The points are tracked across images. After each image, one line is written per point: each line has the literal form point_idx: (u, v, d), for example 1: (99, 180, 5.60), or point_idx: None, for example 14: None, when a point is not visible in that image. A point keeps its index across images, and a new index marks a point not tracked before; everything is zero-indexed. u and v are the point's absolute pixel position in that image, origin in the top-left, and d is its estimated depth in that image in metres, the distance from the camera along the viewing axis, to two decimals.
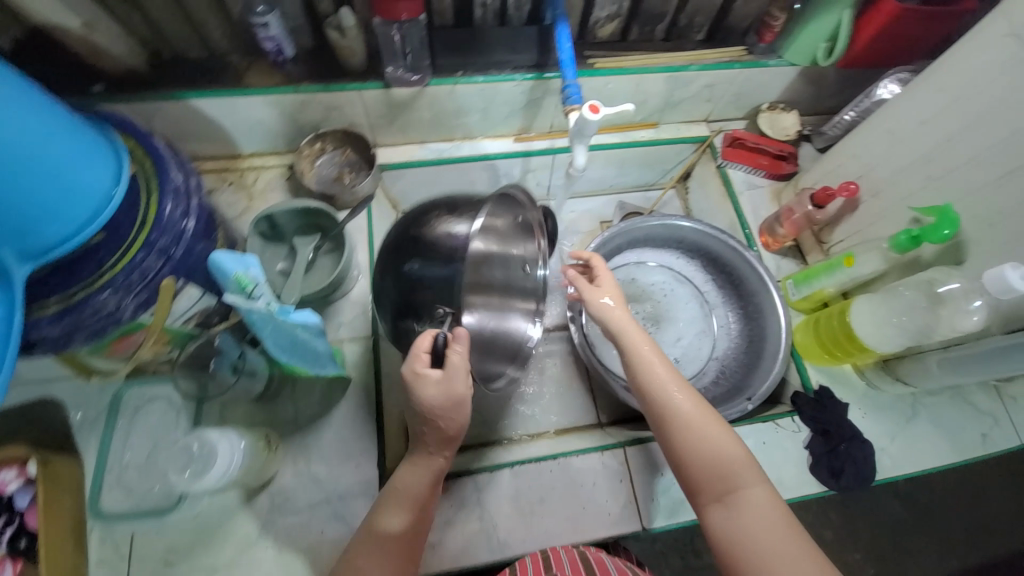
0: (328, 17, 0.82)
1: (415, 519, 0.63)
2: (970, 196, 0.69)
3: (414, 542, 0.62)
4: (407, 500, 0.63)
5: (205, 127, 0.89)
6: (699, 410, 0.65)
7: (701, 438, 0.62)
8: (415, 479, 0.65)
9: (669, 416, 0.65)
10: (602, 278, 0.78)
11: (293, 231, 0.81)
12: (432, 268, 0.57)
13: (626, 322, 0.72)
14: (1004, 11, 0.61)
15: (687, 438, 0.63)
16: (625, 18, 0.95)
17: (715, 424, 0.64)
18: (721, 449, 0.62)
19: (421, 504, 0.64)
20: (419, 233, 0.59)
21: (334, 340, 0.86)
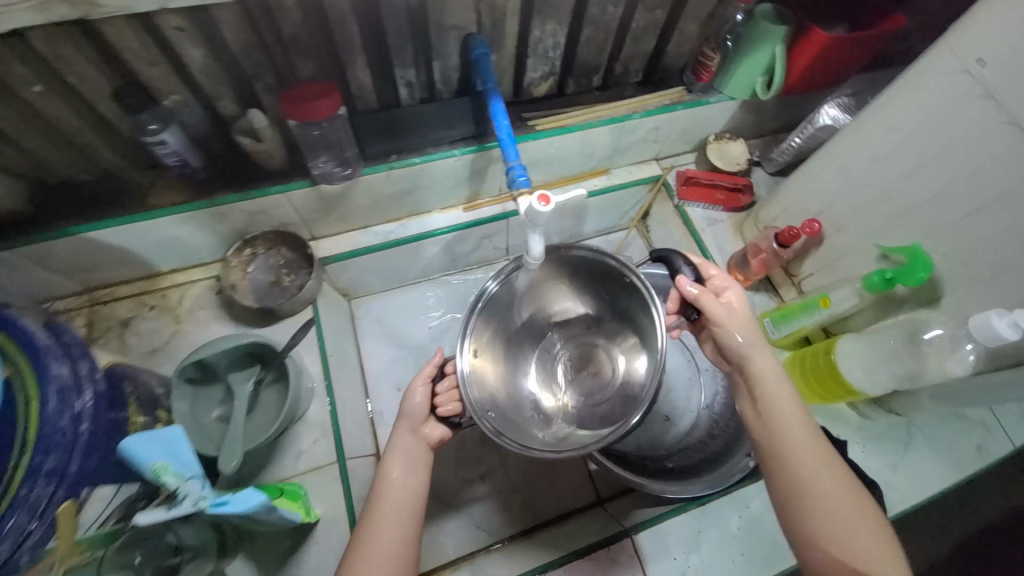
0: (237, 119, 0.74)
1: (400, 496, 0.61)
2: (938, 232, 0.67)
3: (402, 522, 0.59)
4: (393, 491, 0.62)
5: (112, 255, 0.78)
6: (840, 476, 0.54)
7: (840, 510, 0.52)
8: (400, 464, 0.64)
9: (808, 490, 0.53)
10: (734, 303, 0.64)
11: (229, 366, 0.71)
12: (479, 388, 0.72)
13: (764, 364, 0.61)
14: (946, 51, 0.60)
15: (824, 507, 0.52)
16: (560, 74, 0.91)
17: (860, 497, 0.53)
18: (864, 525, 0.51)
19: (405, 487, 0.62)
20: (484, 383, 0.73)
21: (294, 474, 0.76)
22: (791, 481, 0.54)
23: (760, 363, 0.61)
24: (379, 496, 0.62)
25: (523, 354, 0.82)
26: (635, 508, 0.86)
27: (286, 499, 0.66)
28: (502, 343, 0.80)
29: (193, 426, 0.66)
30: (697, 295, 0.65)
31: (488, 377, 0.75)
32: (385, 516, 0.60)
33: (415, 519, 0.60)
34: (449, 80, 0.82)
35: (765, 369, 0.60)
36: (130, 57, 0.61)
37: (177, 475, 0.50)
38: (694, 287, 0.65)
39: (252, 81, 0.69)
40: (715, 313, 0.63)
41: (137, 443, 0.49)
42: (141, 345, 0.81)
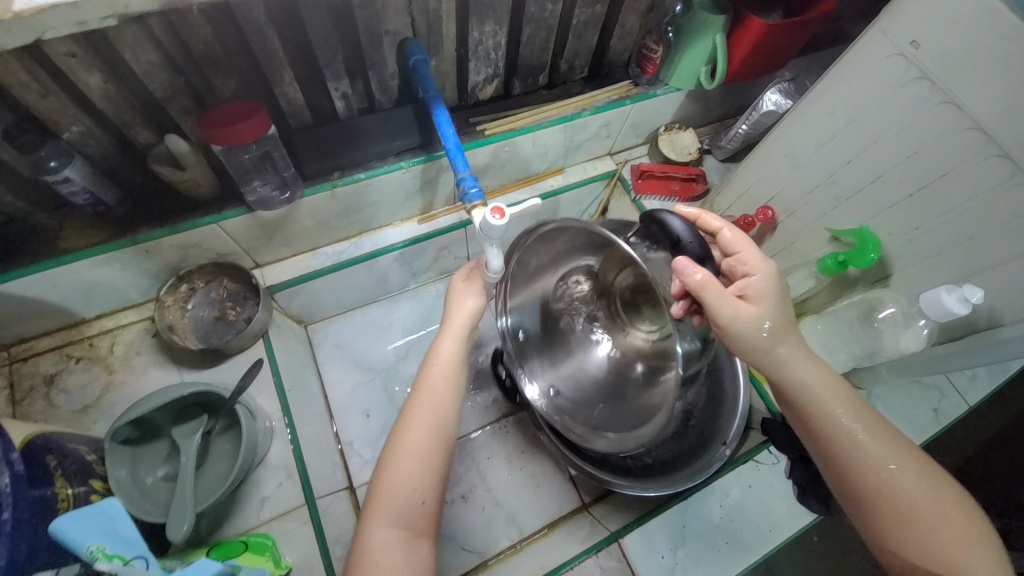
0: (155, 148, 0.67)
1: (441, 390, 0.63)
2: (884, 213, 0.69)
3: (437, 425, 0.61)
4: (440, 368, 0.64)
5: (24, 309, 0.70)
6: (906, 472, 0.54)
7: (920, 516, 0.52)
8: (450, 342, 0.67)
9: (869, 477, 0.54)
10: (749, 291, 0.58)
11: (172, 420, 0.65)
12: (562, 398, 0.84)
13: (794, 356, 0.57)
14: (880, 36, 0.62)
15: (896, 515, 0.52)
16: (504, 76, 0.88)
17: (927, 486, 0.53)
18: (940, 514, 0.51)
19: (450, 367, 0.65)
20: (559, 397, 0.85)
21: (259, 524, 0.71)
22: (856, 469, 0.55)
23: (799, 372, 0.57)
24: (430, 366, 0.65)
25: (581, 328, 0.87)
26: (619, 510, 0.85)
27: (242, 556, 0.59)
28: (554, 341, 0.88)
29: (136, 491, 0.60)
30: (703, 284, 0.55)
31: (555, 391, 0.85)
32: (434, 391, 0.63)
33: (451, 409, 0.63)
34: (387, 88, 0.78)
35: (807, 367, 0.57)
36: (17, 90, 0.54)
37: (118, 555, 0.45)
38: (694, 271, 0.55)
39: (166, 104, 0.63)
40: (723, 316, 0.56)
41: (68, 524, 0.44)
42: (71, 404, 0.73)
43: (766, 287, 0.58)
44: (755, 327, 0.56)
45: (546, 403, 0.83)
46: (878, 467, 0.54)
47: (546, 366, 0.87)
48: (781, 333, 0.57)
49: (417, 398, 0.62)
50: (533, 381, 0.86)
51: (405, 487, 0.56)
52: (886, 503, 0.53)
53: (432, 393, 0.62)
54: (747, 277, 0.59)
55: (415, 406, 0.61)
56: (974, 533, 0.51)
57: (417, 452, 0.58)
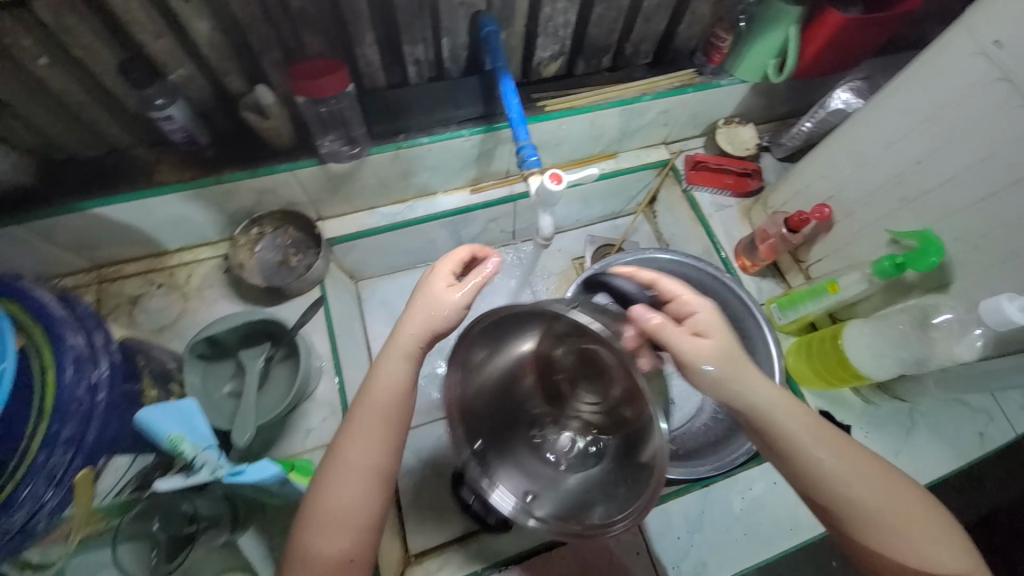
0: (244, 96, 0.73)
1: (381, 401, 0.56)
2: (951, 217, 0.67)
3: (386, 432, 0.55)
4: (380, 399, 0.56)
5: (120, 233, 0.78)
6: (868, 482, 0.52)
7: (889, 519, 0.51)
8: (394, 366, 0.56)
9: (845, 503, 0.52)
10: (700, 328, 0.57)
11: (239, 344, 0.72)
12: (540, 504, 0.62)
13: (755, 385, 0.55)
14: (962, 32, 0.60)
15: (865, 530, 0.52)
16: (569, 54, 0.89)
17: (890, 487, 0.53)
18: (911, 520, 0.51)
19: (391, 395, 0.56)
20: (535, 504, 0.62)
21: (304, 451, 0.77)
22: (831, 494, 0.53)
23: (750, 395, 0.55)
24: (366, 400, 0.56)
25: (529, 424, 0.70)
26: None
27: (294, 470, 0.66)
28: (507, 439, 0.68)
29: (206, 401, 0.67)
30: (659, 325, 0.56)
31: (531, 500, 0.63)
32: (368, 423, 0.55)
33: (392, 420, 0.56)
34: (458, 58, 0.81)
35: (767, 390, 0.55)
36: (137, 30, 0.60)
37: (193, 447, 0.51)
38: (653, 316, 0.56)
39: (259, 55, 0.68)
40: (684, 358, 0.55)
41: (154, 415, 0.50)
42: (151, 323, 0.82)
43: (711, 320, 0.57)
44: (708, 361, 0.54)
45: (523, 517, 0.60)
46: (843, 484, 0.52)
47: (504, 470, 0.65)
48: (732, 364, 0.55)
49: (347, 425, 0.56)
50: (501, 487, 0.63)
51: (340, 523, 0.53)
52: (855, 521, 0.52)
53: (369, 429, 0.55)
54: (692, 315, 0.58)
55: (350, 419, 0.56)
56: (933, 532, 0.52)
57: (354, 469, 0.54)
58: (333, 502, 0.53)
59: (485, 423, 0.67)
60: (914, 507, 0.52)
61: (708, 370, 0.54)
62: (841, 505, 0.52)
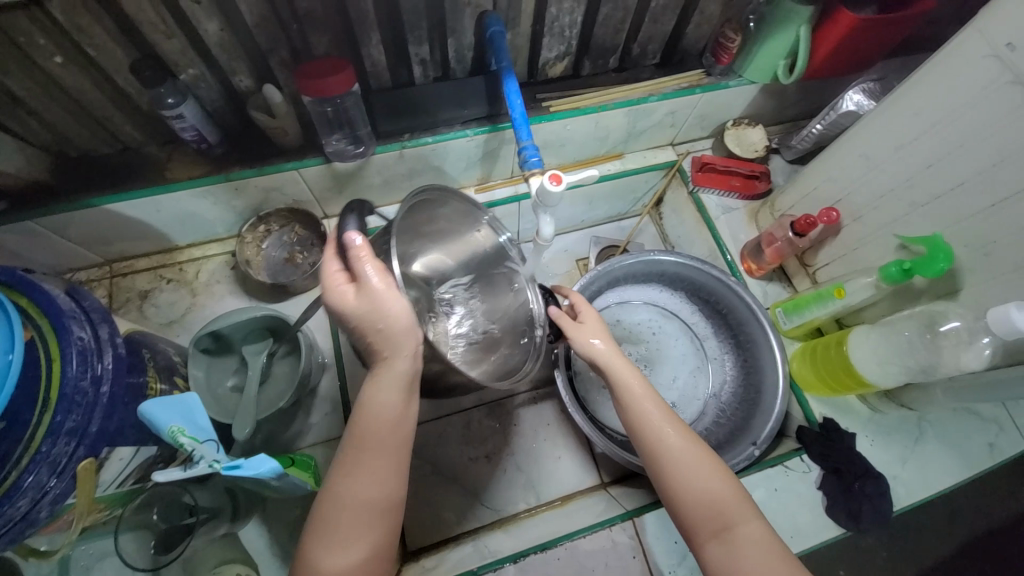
0: (253, 95, 0.75)
1: (376, 434, 0.53)
2: (962, 221, 0.66)
3: (385, 462, 0.53)
4: (376, 428, 0.52)
5: (133, 228, 0.81)
6: (685, 442, 0.59)
7: (692, 475, 0.57)
8: (386, 394, 0.53)
9: (657, 453, 0.59)
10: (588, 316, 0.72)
11: (242, 339, 0.73)
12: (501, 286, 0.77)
13: (611, 354, 0.66)
14: (974, 34, 0.58)
15: (669, 473, 0.58)
16: (576, 54, 0.89)
17: (702, 449, 0.59)
18: (707, 476, 0.57)
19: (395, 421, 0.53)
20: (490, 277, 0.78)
21: (304, 446, 0.78)
22: (649, 444, 0.60)
23: (615, 360, 0.65)
24: (370, 418, 0.53)
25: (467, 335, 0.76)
26: (639, 493, 0.85)
27: (293, 464, 0.67)
28: (502, 362, 0.73)
29: (207, 394, 0.69)
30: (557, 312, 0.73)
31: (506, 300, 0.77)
32: (361, 456, 0.52)
33: (402, 442, 0.54)
34: (464, 59, 0.81)
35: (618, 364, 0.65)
36: (150, 30, 0.62)
37: (192, 438, 0.51)
38: (557, 309, 0.73)
39: (267, 55, 0.70)
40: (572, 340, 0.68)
41: (155, 408, 0.51)
42: (160, 317, 0.85)
43: (592, 314, 0.72)
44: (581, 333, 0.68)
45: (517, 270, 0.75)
46: (658, 434, 0.60)
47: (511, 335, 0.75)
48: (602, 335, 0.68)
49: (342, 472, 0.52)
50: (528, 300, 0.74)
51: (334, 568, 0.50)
52: (664, 466, 0.58)
53: (361, 460, 0.52)
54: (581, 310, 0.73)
55: (347, 452, 0.53)
56: (729, 493, 0.56)
57: (355, 508, 0.51)
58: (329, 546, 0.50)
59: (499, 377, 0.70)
60: (713, 470, 0.57)
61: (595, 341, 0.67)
62: (653, 448, 0.59)
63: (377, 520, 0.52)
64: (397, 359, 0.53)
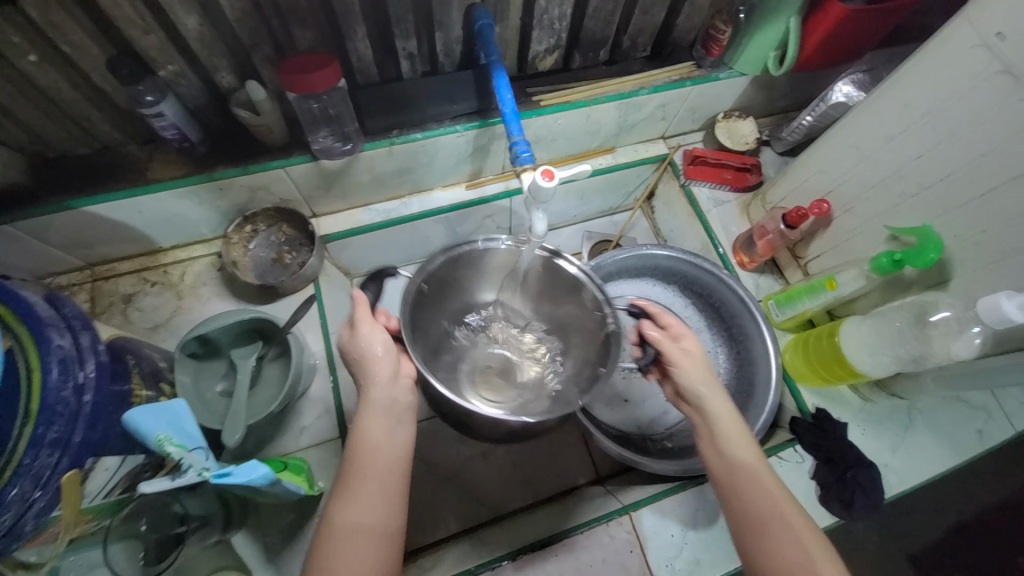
0: (235, 92, 0.73)
1: (372, 461, 0.54)
2: (951, 212, 0.67)
3: (378, 487, 0.53)
4: (370, 455, 0.54)
5: (115, 231, 0.78)
6: (787, 514, 0.52)
7: (793, 557, 0.50)
8: (377, 423, 0.56)
9: (755, 518, 0.53)
10: (692, 349, 0.64)
11: (230, 343, 0.72)
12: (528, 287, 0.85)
13: (717, 403, 0.60)
14: (965, 24, 0.58)
15: (765, 541, 0.52)
16: (565, 48, 0.88)
17: (810, 529, 0.51)
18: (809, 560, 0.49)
19: (390, 448, 0.55)
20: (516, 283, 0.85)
21: (297, 449, 0.77)
22: (749, 507, 0.54)
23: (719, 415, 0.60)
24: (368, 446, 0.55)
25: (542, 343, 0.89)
26: (635, 487, 0.85)
27: (287, 468, 0.66)
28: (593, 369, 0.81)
29: (196, 399, 0.68)
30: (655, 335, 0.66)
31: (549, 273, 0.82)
32: (357, 485, 0.52)
33: (394, 468, 0.55)
34: (452, 53, 0.80)
35: (722, 419, 0.59)
36: (126, 25, 0.60)
37: (180, 447, 0.50)
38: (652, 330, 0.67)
39: (250, 50, 0.68)
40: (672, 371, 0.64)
41: (140, 416, 0.50)
42: (145, 321, 0.83)
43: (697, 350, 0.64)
44: (681, 367, 0.63)
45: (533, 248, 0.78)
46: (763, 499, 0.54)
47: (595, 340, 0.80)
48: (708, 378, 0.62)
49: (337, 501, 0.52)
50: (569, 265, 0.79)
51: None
52: (764, 531, 0.52)
53: (358, 487, 0.52)
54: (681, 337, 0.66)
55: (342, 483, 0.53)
56: None
57: (352, 537, 0.49)
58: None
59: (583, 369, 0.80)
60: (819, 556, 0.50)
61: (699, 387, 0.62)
62: (751, 510, 0.54)
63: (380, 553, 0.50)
64: (379, 393, 0.58)
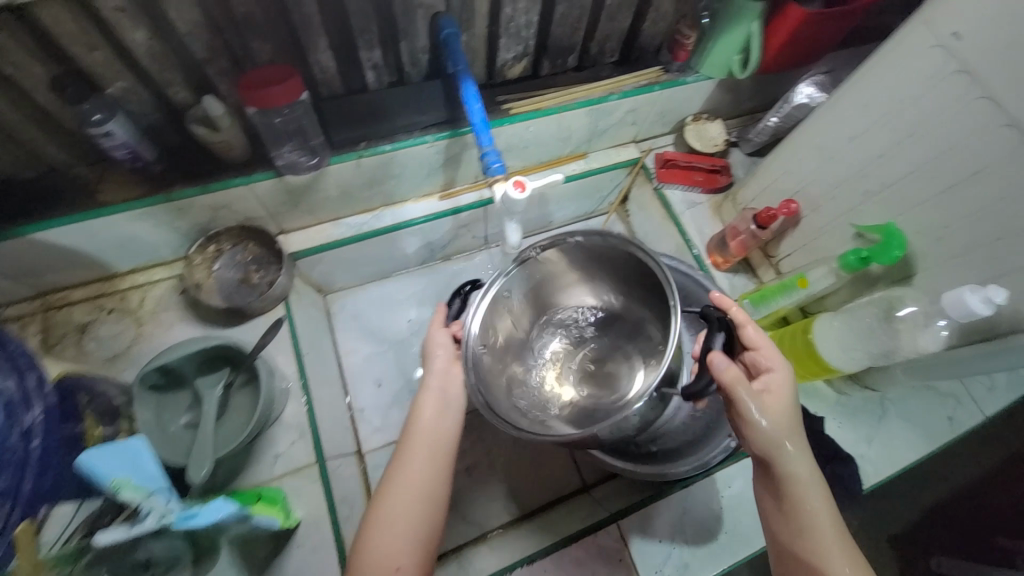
0: (192, 108, 0.70)
1: (430, 434, 0.66)
2: (913, 209, 0.69)
3: (434, 458, 0.64)
4: (427, 429, 0.66)
5: (66, 258, 0.74)
6: None
7: None
8: (433, 405, 0.68)
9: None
10: (774, 395, 0.58)
11: (194, 372, 0.69)
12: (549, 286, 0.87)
13: (799, 465, 0.55)
14: (921, 25, 0.60)
15: None
16: (534, 55, 0.87)
17: None
18: None
19: (439, 428, 0.67)
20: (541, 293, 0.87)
21: (271, 479, 0.74)
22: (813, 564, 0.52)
23: (797, 471, 0.55)
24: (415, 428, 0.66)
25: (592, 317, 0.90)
26: (622, 493, 0.85)
27: (260, 501, 0.63)
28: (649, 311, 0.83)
29: (159, 434, 0.64)
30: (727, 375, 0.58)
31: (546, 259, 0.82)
32: (417, 454, 0.64)
33: (445, 443, 0.66)
34: (418, 62, 0.78)
35: (797, 474, 0.54)
36: (68, 41, 0.56)
37: (138, 492, 0.48)
38: (726, 364, 0.58)
39: (204, 65, 0.65)
40: (745, 415, 0.57)
41: (97, 458, 0.48)
42: (102, 352, 0.78)
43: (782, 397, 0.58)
44: (759, 415, 0.56)
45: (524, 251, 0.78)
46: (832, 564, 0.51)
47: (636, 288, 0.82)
48: (788, 431, 0.56)
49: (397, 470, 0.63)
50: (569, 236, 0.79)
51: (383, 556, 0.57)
52: None
53: (417, 457, 0.64)
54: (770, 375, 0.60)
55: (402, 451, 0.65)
56: None
57: (410, 500, 0.61)
58: (383, 536, 0.58)
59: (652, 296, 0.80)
60: None
61: (768, 427, 0.56)
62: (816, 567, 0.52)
63: (427, 514, 0.61)
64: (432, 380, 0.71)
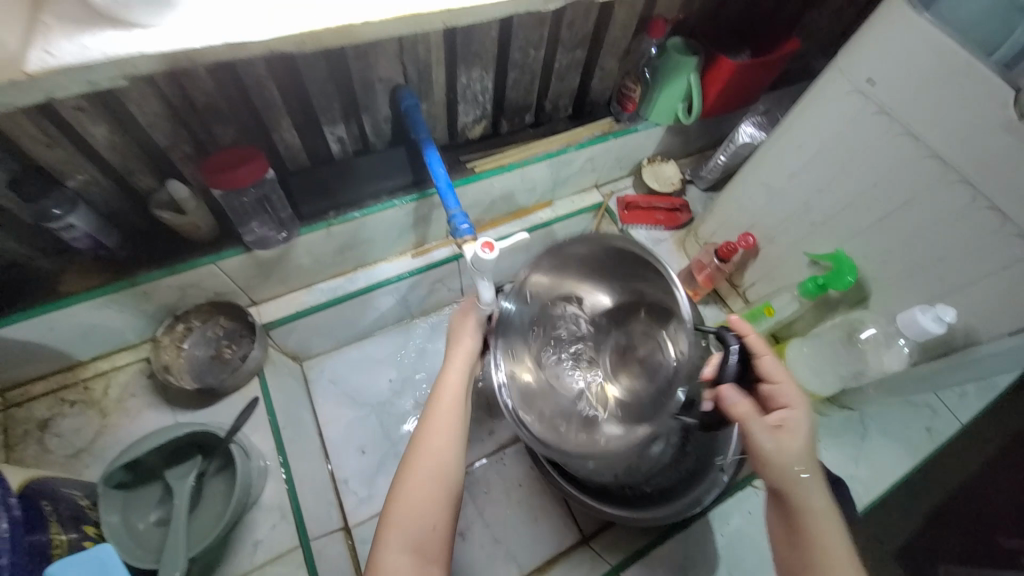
0: (155, 193, 0.70)
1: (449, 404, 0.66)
2: (857, 237, 0.73)
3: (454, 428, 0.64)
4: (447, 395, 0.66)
5: (25, 353, 0.71)
6: None
7: None
8: (455, 374, 0.69)
9: None
10: (789, 426, 0.55)
11: (164, 463, 0.67)
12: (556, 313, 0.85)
13: (815, 497, 0.51)
14: (838, 75, 0.67)
15: None
16: (492, 116, 0.92)
17: None
18: None
19: (455, 397, 0.67)
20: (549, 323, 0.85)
21: (252, 569, 0.71)
22: None
23: (815, 503, 0.51)
24: (438, 400, 0.66)
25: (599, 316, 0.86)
26: (622, 541, 0.83)
27: None
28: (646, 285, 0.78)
29: (127, 535, 0.61)
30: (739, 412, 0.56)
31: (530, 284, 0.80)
32: (440, 423, 0.64)
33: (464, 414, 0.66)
34: (381, 131, 0.81)
35: (815, 509, 0.51)
36: (27, 143, 0.57)
37: None
38: (738, 398, 0.57)
39: (168, 152, 0.66)
40: (757, 442, 0.54)
41: (61, 569, 0.43)
42: (64, 448, 0.74)
43: (800, 428, 0.55)
44: (770, 442, 0.53)
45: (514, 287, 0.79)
46: None
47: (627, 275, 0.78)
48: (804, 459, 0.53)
49: (418, 446, 0.62)
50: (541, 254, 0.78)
51: (412, 519, 0.57)
52: None
53: (439, 428, 0.63)
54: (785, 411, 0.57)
55: (424, 425, 0.64)
56: None
57: (428, 474, 0.60)
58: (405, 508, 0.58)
59: (628, 272, 0.79)
60: None
61: (788, 457, 0.53)
62: None
63: (445, 487, 0.60)
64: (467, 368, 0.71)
